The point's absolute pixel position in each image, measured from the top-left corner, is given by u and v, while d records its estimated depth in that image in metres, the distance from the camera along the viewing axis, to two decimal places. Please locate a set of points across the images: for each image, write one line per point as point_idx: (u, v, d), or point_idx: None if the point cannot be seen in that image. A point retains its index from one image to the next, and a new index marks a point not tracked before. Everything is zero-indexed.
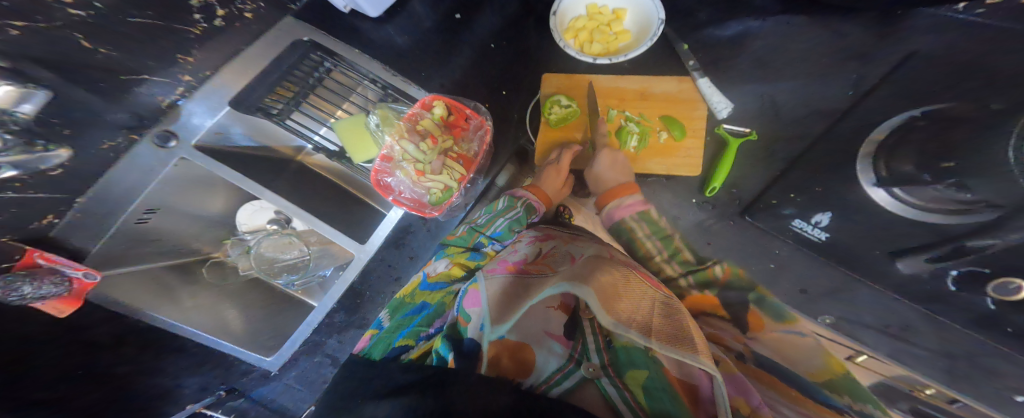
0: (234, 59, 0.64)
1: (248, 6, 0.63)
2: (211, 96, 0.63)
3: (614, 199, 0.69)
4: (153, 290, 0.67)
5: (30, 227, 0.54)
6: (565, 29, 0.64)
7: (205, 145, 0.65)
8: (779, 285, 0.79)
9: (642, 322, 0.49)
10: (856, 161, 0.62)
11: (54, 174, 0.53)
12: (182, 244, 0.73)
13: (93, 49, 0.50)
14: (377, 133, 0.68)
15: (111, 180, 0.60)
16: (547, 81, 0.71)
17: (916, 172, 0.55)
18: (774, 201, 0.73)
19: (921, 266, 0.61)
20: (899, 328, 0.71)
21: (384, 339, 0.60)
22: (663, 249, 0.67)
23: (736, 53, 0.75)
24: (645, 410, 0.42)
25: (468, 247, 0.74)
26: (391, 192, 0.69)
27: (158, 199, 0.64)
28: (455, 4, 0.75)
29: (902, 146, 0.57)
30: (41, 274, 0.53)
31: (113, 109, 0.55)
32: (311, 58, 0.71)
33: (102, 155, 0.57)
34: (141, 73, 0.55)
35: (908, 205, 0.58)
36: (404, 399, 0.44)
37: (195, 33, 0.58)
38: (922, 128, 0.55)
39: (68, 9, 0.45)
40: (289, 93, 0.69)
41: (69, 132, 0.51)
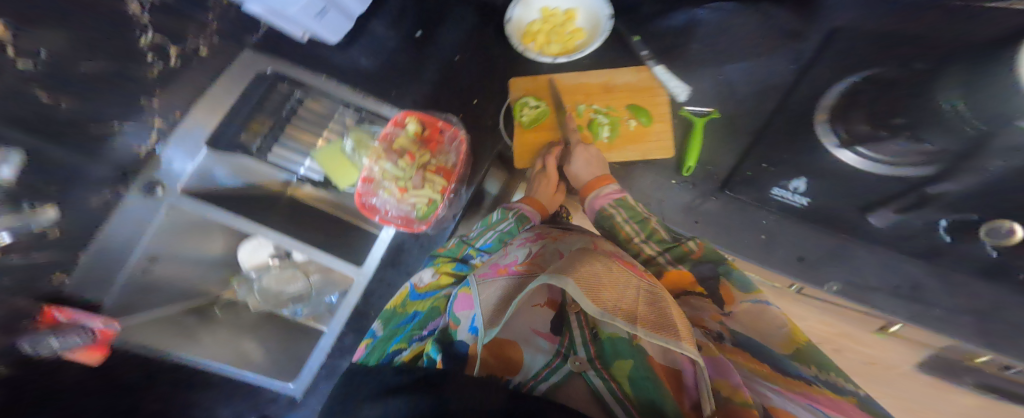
0: (201, 98, 0.65)
1: (201, 41, 0.64)
2: (187, 139, 0.65)
3: (593, 190, 0.69)
4: (175, 331, 0.74)
5: (44, 288, 0.56)
6: (523, 33, 0.65)
7: (191, 189, 0.66)
8: (773, 256, 0.69)
9: (627, 310, 0.49)
10: (812, 125, 0.58)
11: (49, 235, 0.54)
12: (193, 287, 0.79)
13: (55, 103, 0.49)
14: (355, 156, 0.71)
15: (108, 234, 0.60)
16: (515, 84, 0.72)
17: (873, 130, 0.52)
18: (749, 173, 0.66)
19: (894, 217, 0.58)
20: (910, 288, 0.65)
21: (381, 344, 0.63)
22: (641, 231, 0.65)
23: (686, 41, 0.72)
24: (631, 401, 0.46)
25: (455, 258, 0.75)
26: (377, 213, 0.70)
27: (158, 247, 0.66)
28: (417, 22, 0.77)
29: (855, 106, 0.54)
30: (64, 330, 0.56)
31: (93, 163, 0.56)
32: (280, 89, 0.72)
33: (97, 210, 0.59)
34: (110, 121, 0.56)
35: (876, 162, 0.54)
36: (401, 398, 0.46)
37: (152, 74, 0.59)
38: (868, 89, 0.53)
39: (15, 62, 0.45)
40: (263, 127, 0.71)
41: (56, 191, 0.52)
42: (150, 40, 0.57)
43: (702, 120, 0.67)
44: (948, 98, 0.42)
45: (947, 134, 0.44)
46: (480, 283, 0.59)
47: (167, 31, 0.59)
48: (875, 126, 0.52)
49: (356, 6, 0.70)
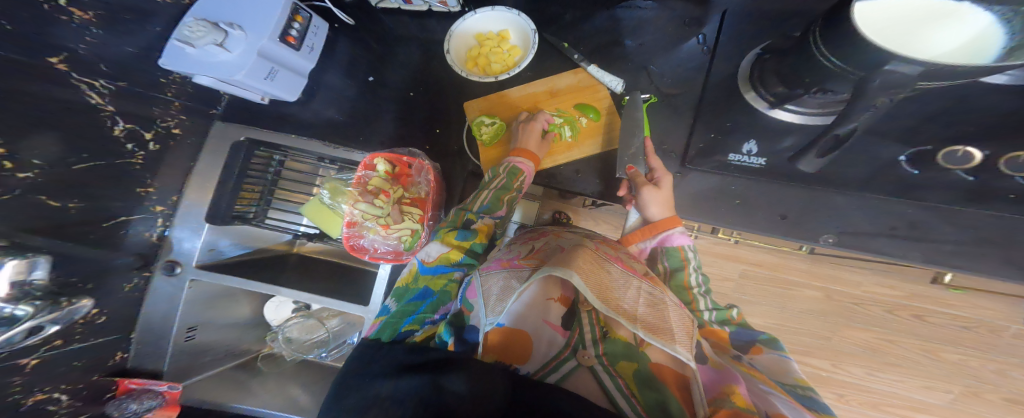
0: (191, 176, 0.74)
1: (172, 123, 0.69)
2: (189, 218, 0.74)
3: (669, 226, 0.66)
4: (227, 385, 0.80)
5: (111, 363, 0.70)
6: (464, 59, 0.69)
7: (204, 263, 0.75)
8: (755, 220, 0.65)
9: (629, 309, 0.53)
10: (741, 93, 0.62)
11: (101, 320, 0.66)
12: (234, 347, 0.85)
13: (65, 206, 0.56)
14: (335, 205, 0.75)
15: (146, 314, 0.73)
16: (470, 107, 0.74)
17: (789, 91, 0.54)
18: (702, 145, 0.64)
19: (821, 160, 0.52)
20: (908, 228, 0.63)
21: (392, 323, 0.64)
22: (701, 283, 0.69)
23: (619, 36, 0.69)
24: (635, 397, 0.51)
25: (456, 226, 0.72)
26: (366, 252, 0.74)
27: (193, 318, 0.76)
28: (367, 67, 0.82)
29: (767, 72, 0.57)
30: (138, 394, 0.70)
31: (118, 254, 0.66)
32: (259, 154, 0.78)
33: (129, 295, 0.70)
34: (117, 216, 0.64)
35: (805, 115, 0.58)
36: (412, 379, 0.50)
37: (138, 162, 0.65)
38: (768, 59, 0.57)
39: (16, 174, 0.49)
40: (254, 195, 0.79)
41: (90, 285, 0.61)
42: (124, 127, 0.61)
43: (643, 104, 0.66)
44: (820, 54, 0.42)
45: (842, 81, 0.44)
46: (480, 275, 0.61)
47: (134, 117, 0.62)
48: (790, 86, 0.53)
49: (305, 64, 0.74)
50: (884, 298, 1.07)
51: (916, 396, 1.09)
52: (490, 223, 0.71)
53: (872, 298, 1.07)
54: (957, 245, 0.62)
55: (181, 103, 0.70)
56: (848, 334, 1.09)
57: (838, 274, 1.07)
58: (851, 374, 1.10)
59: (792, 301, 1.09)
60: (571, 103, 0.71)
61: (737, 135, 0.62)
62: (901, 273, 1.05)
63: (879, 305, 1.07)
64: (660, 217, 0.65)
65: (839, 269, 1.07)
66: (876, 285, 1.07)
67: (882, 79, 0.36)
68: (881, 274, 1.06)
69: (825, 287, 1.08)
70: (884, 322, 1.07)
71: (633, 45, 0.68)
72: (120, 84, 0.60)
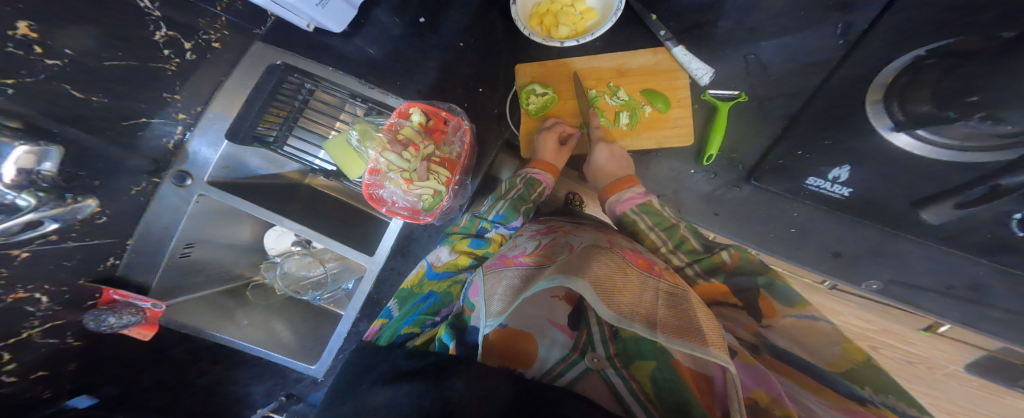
0: (219, 91, 0.65)
1: (214, 36, 0.61)
2: (209, 131, 0.66)
3: (614, 193, 0.65)
4: (215, 312, 0.77)
5: (99, 268, 0.63)
6: (530, 15, 0.63)
7: (216, 179, 0.69)
8: (803, 252, 0.65)
9: (646, 315, 0.48)
10: (863, 107, 0.51)
11: (99, 221, 0.59)
12: (228, 270, 0.81)
13: (86, 98, 0.50)
14: (360, 149, 0.67)
15: (148, 221, 0.66)
16: (521, 71, 0.69)
17: (937, 112, 0.44)
18: (781, 161, 0.59)
19: (952, 212, 0.52)
20: (968, 289, 0.60)
21: (392, 325, 0.59)
22: (668, 240, 0.62)
23: (715, 17, 0.63)
24: (654, 401, 0.45)
25: (469, 234, 0.72)
26: (384, 204, 0.69)
27: (193, 234, 0.71)
28: (420, 7, 0.74)
29: (916, 85, 0.46)
30: (120, 307, 0.63)
31: (131, 156, 0.59)
32: (290, 81, 0.70)
33: (134, 198, 0.63)
34: (138, 117, 0.56)
35: (940, 147, 0.47)
36: (408, 385, 0.43)
37: (170, 69, 0.57)
38: (931, 66, 0.45)
39: (44, 60, 0.45)
40: (279, 118, 0.70)
41: (99, 183, 0.55)
42: (165, 34, 0.54)
43: (725, 103, 0.61)
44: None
45: None
46: (485, 274, 0.59)
47: (179, 26, 0.55)
48: (942, 105, 0.43)
49: None
50: (852, 329, 0.89)
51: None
52: (503, 233, 0.70)
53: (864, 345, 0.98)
54: (1012, 313, 0.59)
55: (227, 18, 0.63)
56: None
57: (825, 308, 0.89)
58: None
59: None
60: (636, 89, 0.66)
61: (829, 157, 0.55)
62: (888, 313, 0.83)
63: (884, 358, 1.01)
64: (608, 179, 0.66)
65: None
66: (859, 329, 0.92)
67: None
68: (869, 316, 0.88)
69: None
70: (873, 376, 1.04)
71: (734, 24, 0.63)
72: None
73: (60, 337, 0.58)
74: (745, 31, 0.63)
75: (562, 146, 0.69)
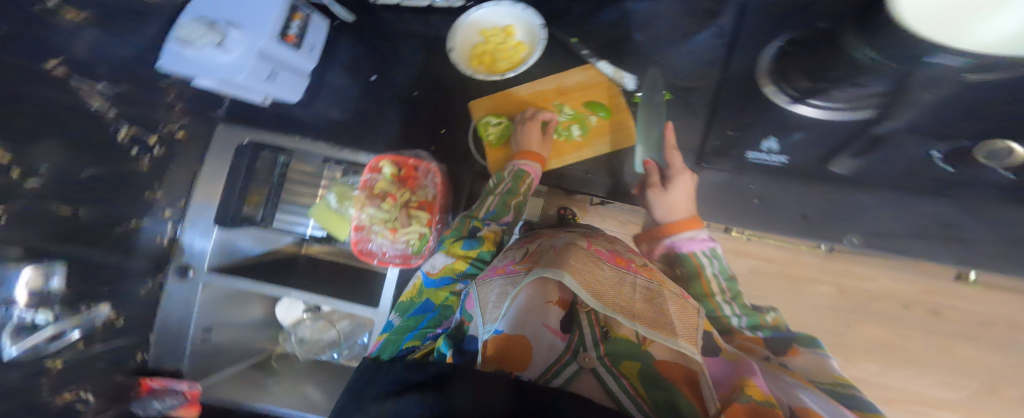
0: (196, 182, 0.71)
1: (174, 126, 0.67)
2: (199, 222, 0.71)
3: (679, 231, 0.65)
4: (248, 387, 0.77)
5: (132, 364, 0.68)
6: (468, 57, 0.68)
7: (217, 265, 0.72)
8: (778, 223, 0.67)
9: (626, 307, 0.54)
10: (761, 88, 0.62)
11: (118, 323, 0.64)
12: (249, 347, 0.84)
13: (73, 213, 0.54)
14: (342, 209, 0.73)
15: (165, 316, 0.70)
16: (476, 107, 0.73)
17: (814, 85, 0.55)
18: (719, 142, 0.64)
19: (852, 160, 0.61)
20: (937, 226, 0.64)
21: (392, 339, 0.62)
22: (729, 289, 0.66)
23: (627, 30, 0.69)
24: (643, 396, 0.46)
25: (462, 236, 0.72)
26: (375, 256, 0.73)
27: (208, 319, 0.73)
28: (370, 66, 0.80)
29: (791, 67, 0.58)
30: (162, 394, 0.68)
31: (132, 259, 0.64)
32: (263, 156, 0.73)
33: (146, 298, 0.68)
34: (129, 220, 0.63)
35: (832, 111, 0.58)
36: (411, 397, 0.46)
37: (142, 167, 0.63)
38: (795, 52, 0.57)
39: (27, 183, 0.48)
40: (261, 198, 0.75)
41: (106, 288, 0.60)
42: (127, 133, 0.60)
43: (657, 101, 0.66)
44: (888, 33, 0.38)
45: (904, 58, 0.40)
46: (480, 285, 0.62)
47: (137, 121, 0.61)
48: (817, 78, 0.54)
49: (305, 63, 0.71)
50: (882, 289, 0.90)
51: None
52: (495, 230, 0.71)
53: (887, 294, 0.90)
54: (988, 242, 0.63)
55: (181, 106, 0.68)
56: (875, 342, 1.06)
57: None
58: None
59: (807, 297, 0.93)
60: (580, 102, 0.69)
61: (755, 131, 0.63)
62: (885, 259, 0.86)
63: (896, 301, 0.90)
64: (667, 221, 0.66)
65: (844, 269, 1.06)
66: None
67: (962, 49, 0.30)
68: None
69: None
70: None
71: (643, 36, 0.69)
72: (122, 87, 0.58)
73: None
74: (657, 33, 0.68)
75: (547, 135, 0.68)
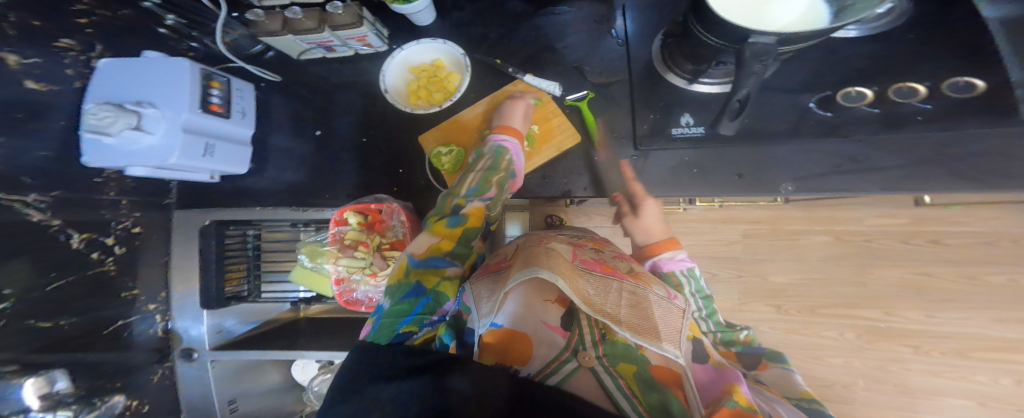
0: (171, 271, 0.71)
1: (128, 223, 0.66)
2: (185, 308, 0.72)
3: (658, 252, 0.70)
4: None
5: None
6: (405, 95, 0.70)
7: (216, 345, 0.73)
8: (716, 182, 0.62)
9: (611, 312, 0.51)
10: (659, 74, 0.62)
11: (142, 408, 0.67)
12: (278, 409, 0.84)
13: (56, 324, 0.56)
14: (318, 267, 0.74)
15: (185, 398, 0.73)
16: (425, 140, 0.74)
17: (698, 67, 0.56)
18: (647, 126, 0.62)
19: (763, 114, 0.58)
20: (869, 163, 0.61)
21: (387, 324, 0.52)
22: (702, 307, 0.69)
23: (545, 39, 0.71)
24: (636, 394, 0.47)
25: (444, 214, 0.67)
26: (362, 304, 0.75)
27: (230, 390, 0.75)
28: (312, 122, 0.81)
29: (675, 51, 0.59)
30: None
31: (131, 353, 0.66)
32: (230, 233, 0.74)
33: (159, 383, 0.71)
34: (117, 321, 0.64)
35: (720, 84, 0.58)
36: (418, 380, 0.40)
37: (111, 269, 0.63)
38: (671, 43, 0.59)
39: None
40: (241, 273, 0.77)
41: (116, 382, 0.63)
42: (80, 238, 0.59)
43: (584, 101, 0.68)
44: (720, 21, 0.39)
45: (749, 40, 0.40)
46: (470, 284, 0.61)
47: (88, 225, 0.60)
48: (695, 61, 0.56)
49: (240, 131, 0.73)
50: (884, 228, 1.05)
51: (993, 333, 1.02)
52: (479, 205, 0.68)
53: (881, 232, 1.05)
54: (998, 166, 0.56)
55: (129, 200, 0.67)
56: (881, 275, 1.06)
57: (835, 215, 1.07)
58: (912, 320, 1.04)
59: (806, 249, 1.09)
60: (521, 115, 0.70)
61: (674, 111, 0.61)
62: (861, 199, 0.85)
63: (892, 237, 1.05)
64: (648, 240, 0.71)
65: (836, 210, 1.07)
66: (879, 217, 1.05)
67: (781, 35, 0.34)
68: (880, 205, 1.05)
69: (830, 230, 1.07)
70: (910, 255, 1.04)
71: (562, 44, 0.70)
72: (55, 192, 0.56)
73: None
74: (576, 33, 0.69)
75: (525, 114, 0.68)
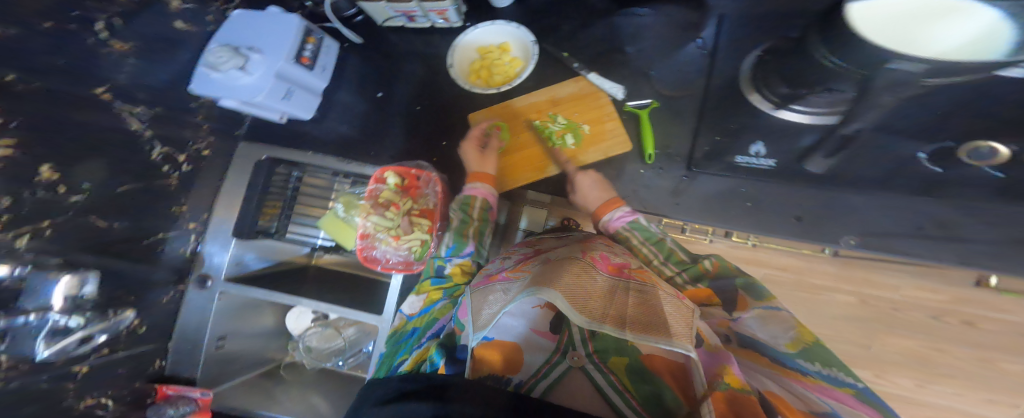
0: (219, 196, 0.75)
1: (202, 144, 0.72)
2: (218, 234, 0.75)
3: (607, 213, 0.68)
4: (257, 394, 0.80)
5: (149, 371, 0.71)
6: (466, 73, 0.73)
7: (231, 276, 0.75)
8: (767, 220, 0.67)
9: (616, 315, 0.51)
10: (746, 95, 0.59)
11: (140, 330, 0.67)
12: (260, 355, 0.87)
13: (109, 226, 0.58)
14: (348, 218, 0.77)
15: (183, 324, 0.74)
16: (473, 119, 0.77)
17: (793, 91, 0.52)
18: (709, 147, 0.63)
19: (829, 160, 0.54)
20: (935, 226, 0.60)
21: (387, 361, 0.63)
22: (658, 252, 0.67)
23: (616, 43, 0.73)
24: (630, 390, 0.49)
25: (429, 275, 0.74)
26: (378, 263, 0.75)
27: (223, 327, 0.77)
28: (375, 83, 0.84)
29: (770, 71, 0.56)
30: (174, 400, 0.70)
31: (155, 269, 0.67)
32: (278, 173, 0.79)
33: (166, 307, 0.72)
34: (157, 233, 0.67)
35: (812, 115, 0.54)
36: (409, 404, 0.43)
37: (173, 182, 0.68)
38: (770, 60, 0.56)
39: (68, 196, 0.52)
40: (277, 210, 0.80)
41: (133, 297, 0.64)
42: (160, 152, 0.64)
43: (644, 110, 0.69)
44: (822, 58, 0.40)
45: (848, 81, 0.41)
46: (471, 293, 0.60)
47: (167, 140, 0.65)
48: (793, 87, 0.51)
49: (317, 82, 0.77)
50: (925, 302, 1.02)
51: (983, 414, 1.02)
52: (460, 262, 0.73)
53: (912, 303, 1.02)
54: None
55: (210, 126, 0.74)
56: (891, 342, 1.04)
57: (871, 278, 1.03)
58: (899, 386, 1.04)
59: (825, 307, 1.04)
60: (573, 112, 0.73)
61: (744, 137, 0.59)
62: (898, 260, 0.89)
63: (921, 310, 1.02)
64: (597, 203, 0.70)
65: (871, 273, 1.03)
66: (916, 288, 1.02)
67: (881, 79, 0.33)
68: (919, 276, 1.02)
69: (859, 291, 1.03)
70: (932, 329, 1.02)
71: (633, 49, 0.73)
72: (157, 108, 0.63)
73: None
74: (644, 45, 0.72)
75: (484, 150, 0.74)
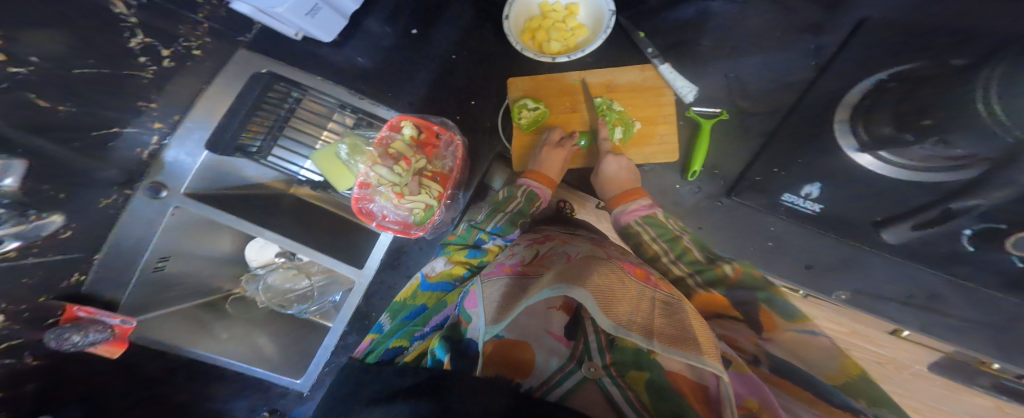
0: (200, 99, 0.62)
1: (194, 43, 0.59)
2: (186, 140, 0.61)
3: (620, 204, 0.67)
4: (188, 326, 0.70)
5: (63, 286, 0.57)
6: (522, 30, 0.67)
7: (193, 190, 0.64)
8: (779, 264, 0.68)
9: (642, 323, 0.46)
10: (832, 128, 0.57)
11: (65, 235, 0.53)
12: (206, 284, 0.75)
13: (54, 107, 0.45)
14: (350, 162, 0.66)
15: (119, 235, 0.60)
16: (514, 85, 0.73)
17: (896, 134, 0.49)
18: (758, 178, 0.64)
19: (910, 233, 0.57)
20: (924, 297, 0.64)
21: (381, 342, 0.58)
22: (670, 250, 0.62)
23: (697, 34, 0.71)
24: (650, 408, 0.41)
25: (467, 244, 0.70)
26: (374, 218, 0.68)
27: (169, 247, 0.65)
28: (411, 19, 0.77)
29: (877, 107, 0.52)
30: (84, 325, 0.56)
31: (102, 167, 0.54)
32: (276, 89, 0.68)
33: (103, 212, 0.57)
34: (111, 126, 0.52)
35: (893, 166, 0.53)
36: (406, 401, 0.42)
37: (147, 77, 0.54)
38: (892, 90, 0.51)
39: (8, 67, 0.40)
40: (262, 127, 0.66)
41: (64, 196, 0.50)
42: (141, 41, 0.52)
43: (708, 120, 0.67)
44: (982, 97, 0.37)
45: (976, 136, 0.39)
46: (482, 282, 0.56)
47: (156, 31, 0.53)
48: (900, 129, 0.48)
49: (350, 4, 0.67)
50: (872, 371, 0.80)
51: None
52: (500, 245, 0.68)
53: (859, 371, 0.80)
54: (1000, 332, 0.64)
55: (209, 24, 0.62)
56: None
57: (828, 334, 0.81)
58: None
59: None
60: (626, 103, 0.71)
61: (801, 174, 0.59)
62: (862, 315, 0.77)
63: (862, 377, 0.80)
64: (616, 191, 0.68)
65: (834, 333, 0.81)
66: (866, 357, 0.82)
67: None
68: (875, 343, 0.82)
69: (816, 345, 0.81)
70: None
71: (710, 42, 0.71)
72: None
73: (17, 357, 0.51)
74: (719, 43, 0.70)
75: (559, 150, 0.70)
